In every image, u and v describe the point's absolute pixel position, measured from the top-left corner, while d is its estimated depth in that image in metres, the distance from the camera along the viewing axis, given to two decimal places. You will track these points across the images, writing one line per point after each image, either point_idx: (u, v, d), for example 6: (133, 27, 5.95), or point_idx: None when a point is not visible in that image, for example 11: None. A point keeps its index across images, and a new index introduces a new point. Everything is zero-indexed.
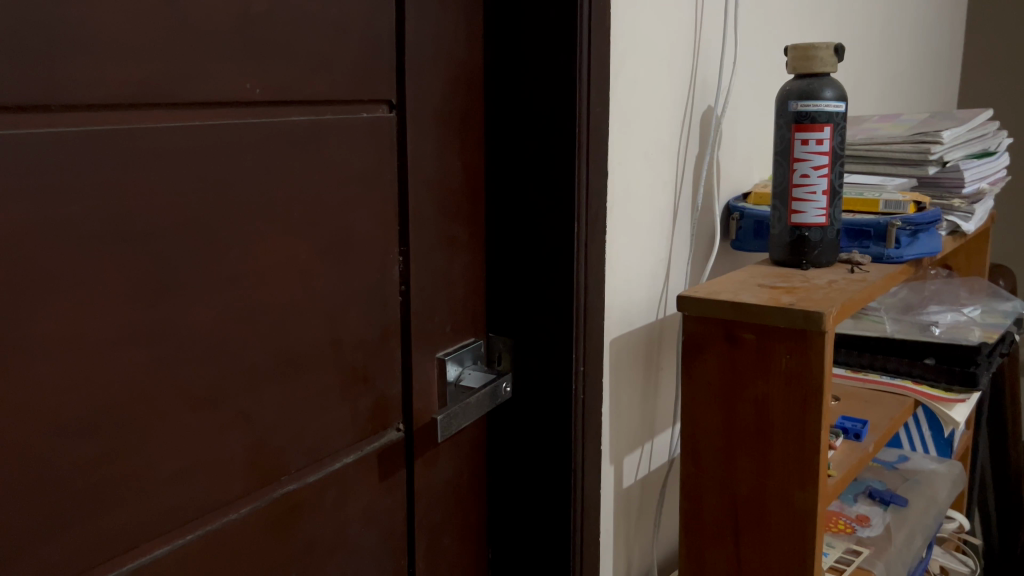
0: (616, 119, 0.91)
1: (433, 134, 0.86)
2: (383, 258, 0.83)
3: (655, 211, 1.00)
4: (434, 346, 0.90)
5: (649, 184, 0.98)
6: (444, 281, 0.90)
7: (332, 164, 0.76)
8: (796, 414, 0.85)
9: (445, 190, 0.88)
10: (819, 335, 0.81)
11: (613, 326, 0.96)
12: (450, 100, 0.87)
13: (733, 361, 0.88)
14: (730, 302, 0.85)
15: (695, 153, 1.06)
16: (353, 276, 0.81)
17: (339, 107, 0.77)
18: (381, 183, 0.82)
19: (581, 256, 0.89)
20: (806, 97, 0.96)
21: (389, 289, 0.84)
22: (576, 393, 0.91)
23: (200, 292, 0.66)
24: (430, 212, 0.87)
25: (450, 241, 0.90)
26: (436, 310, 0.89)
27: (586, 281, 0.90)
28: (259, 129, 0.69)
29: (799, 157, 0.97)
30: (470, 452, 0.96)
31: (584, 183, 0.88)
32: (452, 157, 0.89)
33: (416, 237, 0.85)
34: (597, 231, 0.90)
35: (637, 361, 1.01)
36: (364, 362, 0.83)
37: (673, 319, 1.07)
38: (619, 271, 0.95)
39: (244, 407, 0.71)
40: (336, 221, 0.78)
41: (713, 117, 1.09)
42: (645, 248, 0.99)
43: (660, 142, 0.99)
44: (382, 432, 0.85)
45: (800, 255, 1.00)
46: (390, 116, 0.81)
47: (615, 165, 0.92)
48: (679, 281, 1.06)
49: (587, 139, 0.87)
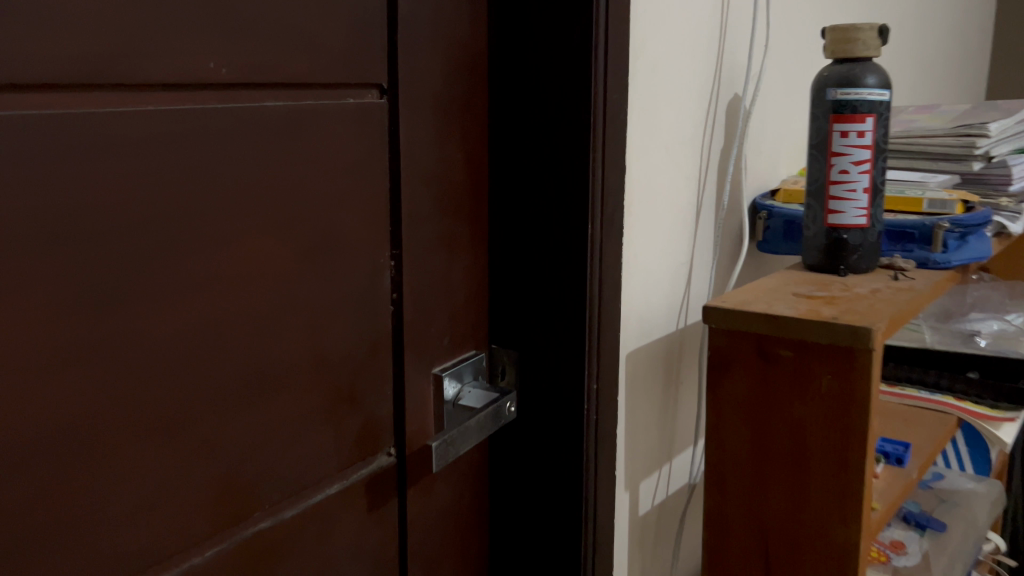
0: (635, 107, 0.82)
1: (430, 124, 0.76)
2: (373, 263, 0.74)
3: (677, 210, 0.90)
4: (430, 361, 0.80)
5: (670, 181, 0.88)
6: (442, 287, 0.80)
7: (316, 156, 0.67)
8: (837, 441, 0.75)
9: (444, 186, 0.79)
10: (866, 353, 0.72)
11: (630, 338, 0.86)
12: (449, 86, 0.77)
13: (766, 378, 0.78)
14: (765, 314, 0.76)
15: (721, 145, 0.96)
16: (340, 285, 0.71)
17: (322, 91, 0.67)
18: (371, 179, 0.72)
19: (596, 261, 0.79)
20: (846, 84, 0.87)
21: (381, 298, 0.75)
22: (588, 413, 0.82)
23: (157, 305, 0.57)
24: (427, 211, 0.77)
25: (449, 244, 0.80)
26: (433, 320, 0.80)
27: (601, 289, 0.80)
28: (227, 114, 0.59)
29: (838, 151, 0.87)
30: (469, 476, 0.87)
31: (600, 180, 0.78)
32: (452, 149, 0.79)
33: (412, 239, 0.76)
34: (613, 232, 0.80)
35: (655, 375, 0.91)
36: (351, 380, 0.73)
37: (695, 327, 0.97)
38: (637, 277, 0.85)
39: (211, 437, 0.62)
40: (319, 223, 0.68)
41: (740, 107, 0.99)
42: (665, 251, 0.89)
43: (683, 134, 0.89)
44: (371, 458, 0.76)
45: (837, 259, 0.90)
46: (380, 102, 0.71)
47: (634, 159, 0.82)
48: (702, 286, 0.97)
49: (604, 130, 0.77)
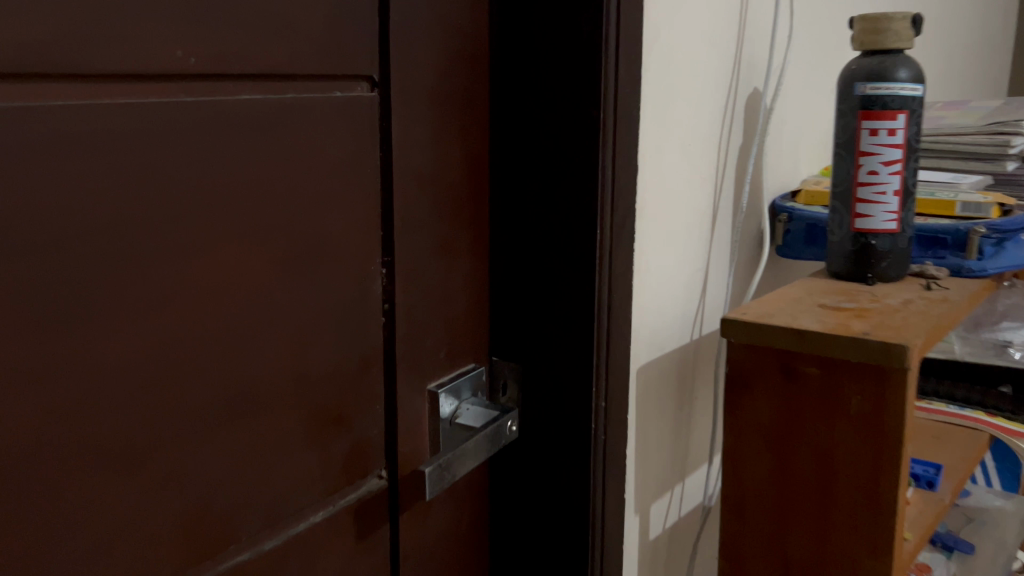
0: (649, 102, 0.75)
1: (425, 120, 0.70)
2: (363, 271, 0.68)
3: (692, 213, 0.84)
4: (425, 376, 0.74)
5: (685, 183, 0.82)
6: (438, 297, 0.74)
7: (301, 154, 0.60)
8: (866, 468, 0.69)
9: (441, 188, 0.73)
10: (900, 372, 0.66)
11: (641, 352, 0.80)
12: (447, 79, 0.71)
13: (790, 399, 0.72)
14: (790, 328, 0.70)
15: (740, 144, 0.90)
16: (328, 295, 0.65)
17: (307, 84, 0.61)
18: (361, 180, 0.66)
19: (605, 269, 0.73)
20: (876, 78, 0.80)
21: (372, 309, 0.69)
22: (596, 433, 0.76)
23: (119, 322, 0.51)
24: (423, 215, 0.71)
25: (447, 249, 0.74)
26: (428, 332, 0.74)
27: (610, 299, 0.74)
28: (198, 109, 0.53)
29: (866, 151, 0.81)
30: (468, 499, 0.81)
31: (610, 181, 0.72)
32: (451, 148, 0.73)
33: (405, 245, 0.70)
34: (623, 238, 0.74)
35: (668, 390, 0.85)
36: (338, 398, 0.67)
37: (711, 338, 0.91)
38: (649, 287, 0.79)
39: (182, 465, 0.56)
40: (305, 227, 0.62)
41: (760, 103, 0.93)
42: (679, 258, 0.83)
43: (699, 132, 0.83)
44: (360, 481, 0.70)
45: (864, 267, 0.84)
46: (371, 95, 0.65)
47: (646, 159, 0.76)
48: (718, 294, 0.91)
49: (615, 127, 0.71)
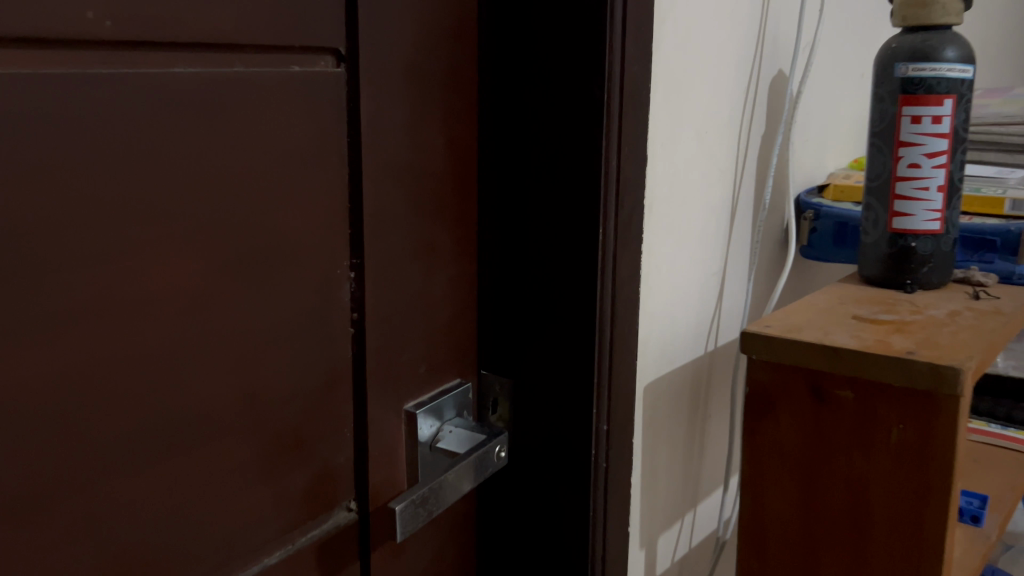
0: (660, 84, 0.66)
1: (401, 100, 0.61)
2: (327, 275, 0.58)
3: (709, 210, 0.74)
4: (401, 394, 0.65)
5: (701, 175, 0.72)
6: (417, 303, 0.65)
7: (253, 139, 0.51)
8: (907, 508, 0.59)
9: (421, 179, 0.63)
10: (950, 399, 0.56)
11: (650, 367, 0.70)
12: (427, 54, 0.62)
13: (820, 427, 0.63)
14: (822, 345, 0.60)
15: (763, 131, 0.80)
16: (287, 303, 0.56)
17: (259, 56, 0.51)
18: (325, 170, 0.57)
19: (608, 274, 0.63)
20: (919, 58, 0.70)
21: (338, 318, 0.60)
22: (596, 461, 0.67)
23: (19, 342, 0.41)
24: (398, 210, 0.62)
25: (427, 250, 0.65)
26: (405, 344, 0.65)
27: (614, 307, 0.64)
28: (120, 83, 0.43)
29: (907, 140, 0.71)
30: (452, 530, 0.72)
31: (615, 172, 0.62)
32: (432, 134, 0.64)
33: (377, 245, 0.61)
34: (630, 238, 0.64)
35: (679, 410, 0.76)
36: (298, 422, 0.58)
37: (728, 349, 0.81)
38: (659, 294, 0.70)
39: (105, 508, 0.47)
40: (259, 225, 0.53)
41: (785, 86, 0.83)
42: (693, 261, 0.73)
43: (718, 118, 0.73)
44: (325, 514, 0.62)
45: (901, 271, 0.74)
46: (337, 71, 0.56)
47: (657, 149, 0.66)
48: (736, 299, 0.81)
49: (621, 110, 0.61)
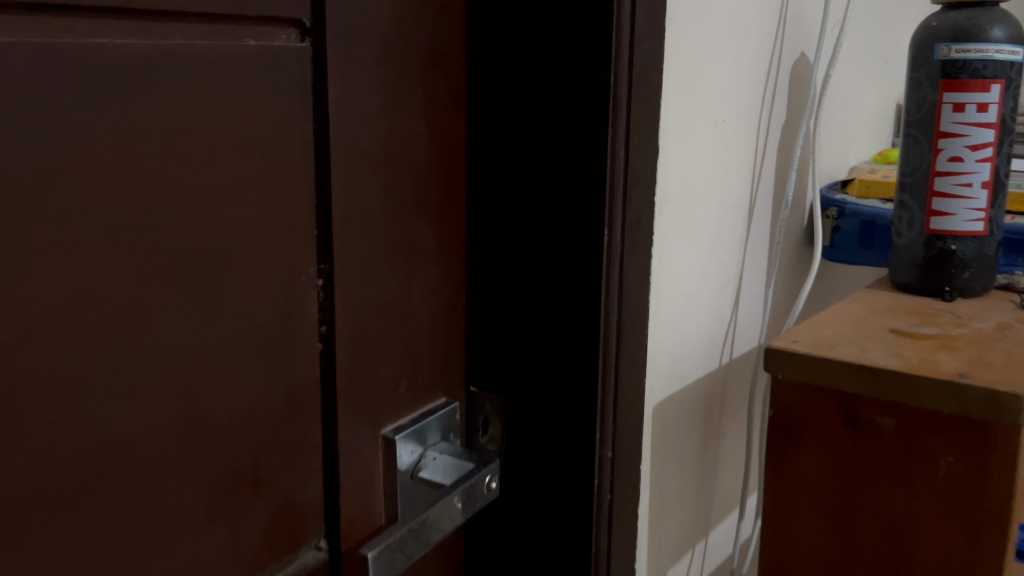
0: (674, 65, 0.58)
1: (375, 81, 0.52)
2: (290, 284, 0.51)
3: (726, 208, 0.66)
4: (378, 417, 0.57)
5: (718, 170, 0.64)
6: (396, 314, 0.57)
7: (197, 124, 0.43)
8: (957, 553, 0.52)
9: (399, 172, 0.55)
10: (1010, 431, 0.48)
11: (660, 385, 0.63)
12: (405, 28, 0.54)
13: (855, 458, 0.55)
14: (859, 365, 0.53)
15: (783, 119, 0.72)
16: (242, 317, 0.48)
17: (206, 26, 0.43)
18: (286, 161, 0.49)
19: (614, 282, 0.56)
20: (963, 38, 0.62)
21: (303, 332, 0.52)
22: (600, 493, 0.59)
23: None
24: (372, 207, 0.54)
25: (407, 253, 0.57)
26: (381, 359, 0.57)
27: (620, 319, 0.57)
28: (21, 53, 0.35)
29: (948, 131, 0.64)
30: (436, 565, 0.64)
31: (622, 166, 0.54)
32: (412, 120, 0.55)
33: (349, 248, 0.53)
34: (639, 240, 0.57)
35: (691, 430, 0.68)
36: (258, 452, 0.51)
37: (745, 361, 0.74)
38: (671, 303, 0.62)
39: (14, 567, 0.39)
40: (205, 226, 0.45)
41: (808, 69, 0.75)
42: (708, 265, 0.65)
43: (737, 105, 0.65)
44: (289, 554, 0.54)
45: (938, 278, 0.67)
46: (299, 46, 0.48)
47: (670, 140, 0.58)
48: (754, 306, 0.73)
49: (630, 94, 0.53)
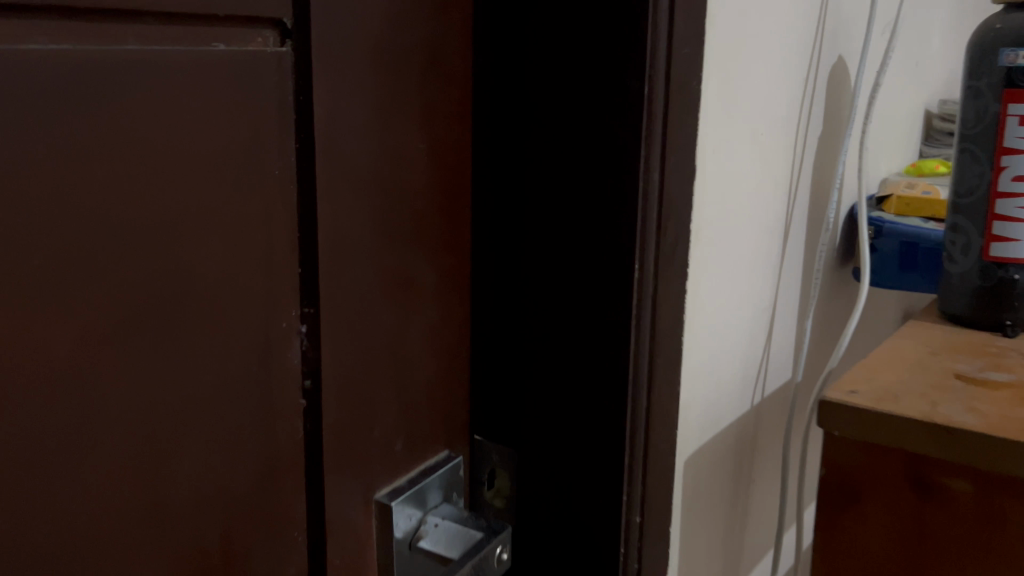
0: (714, 71, 0.50)
1: (368, 90, 0.44)
2: (269, 333, 0.43)
3: (761, 231, 0.59)
4: (371, 477, 0.50)
5: (755, 189, 0.57)
6: (392, 359, 0.49)
7: (151, 148, 0.35)
8: None
9: (397, 196, 0.47)
10: None
11: (692, 435, 0.55)
12: (402, 27, 0.46)
13: (923, 526, 0.49)
14: (932, 424, 0.45)
15: (820, 131, 0.65)
16: (211, 375, 0.40)
17: (167, 28, 0.35)
18: (263, 187, 0.41)
19: (645, 323, 0.48)
20: None
21: (283, 386, 0.44)
22: (627, 562, 0.52)
23: None
24: (366, 239, 0.46)
25: (405, 288, 0.49)
26: (375, 412, 0.49)
27: (651, 366, 0.49)
28: None
29: (1013, 147, 0.57)
30: None
31: (657, 190, 0.47)
32: (411, 135, 0.48)
33: (338, 287, 0.45)
34: (674, 275, 0.49)
35: (721, 480, 0.61)
36: (232, 531, 0.43)
37: (778, 398, 0.66)
38: (704, 342, 0.54)
39: None
40: (163, 270, 0.37)
41: (846, 75, 0.67)
42: (743, 296, 0.58)
43: (775, 117, 0.58)
44: None
45: (996, 312, 0.59)
46: (278, 51, 0.40)
47: (708, 158, 0.51)
48: (787, 339, 0.66)
49: (667, 107, 0.46)
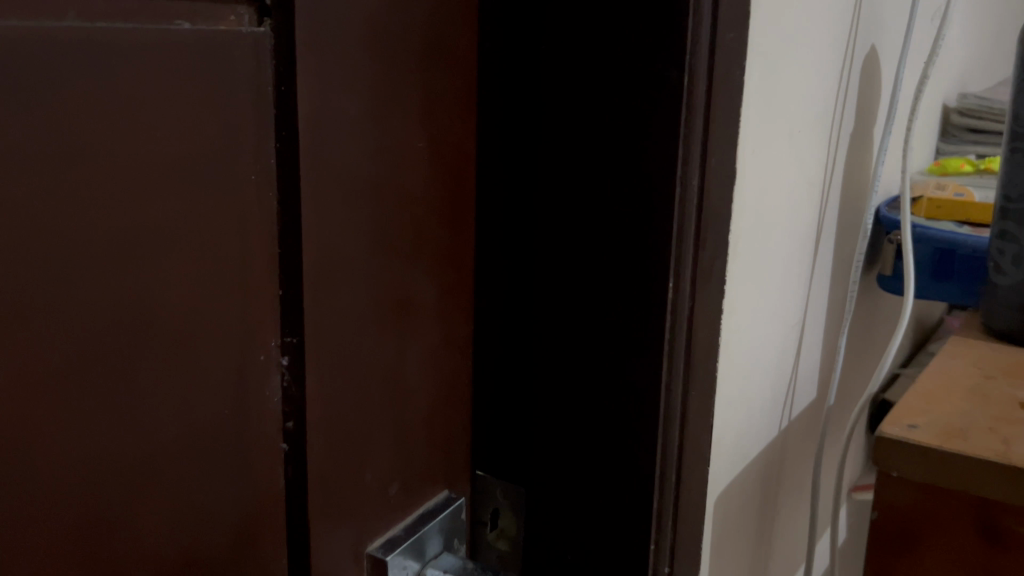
0: (756, 61, 0.43)
1: (361, 81, 0.37)
2: (246, 369, 0.36)
3: (794, 239, 0.53)
4: (363, 526, 0.43)
5: (789, 195, 0.51)
6: (388, 390, 0.43)
7: (102, 152, 0.28)
8: None
9: (394, 205, 0.41)
10: None
11: (724, 469, 0.49)
12: (402, 5, 0.39)
13: None
14: (1007, 465, 0.40)
15: (851, 127, 0.59)
16: (178, 425, 0.33)
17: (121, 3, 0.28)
18: (239, 198, 0.34)
19: (680, 350, 0.42)
20: None
21: (261, 430, 0.38)
22: None
23: None
24: (360, 254, 0.39)
25: (403, 310, 0.43)
26: (368, 452, 0.43)
27: (684, 398, 0.43)
28: None
29: None
30: None
31: (695, 198, 0.40)
32: (410, 135, 0.41)
33: (327, 313, 0.38)
34: (712, 294, 0.43)
35: (748, 516, 0.55)
36: None
37: (805, 420, 0.61)
38: (737, 366, 0.48)
39: None
40: (117, 303, 0.30)
41: (878, 65, 0.61)
42: (775, 313, 0.52)
43: (811, 112, 0.52)
44: None
45: None
46: (255, 32, 0.33)
47: (747, 159, 0.44)
48: (815, 356, 0.60)
49: (709, 103, 0.39)
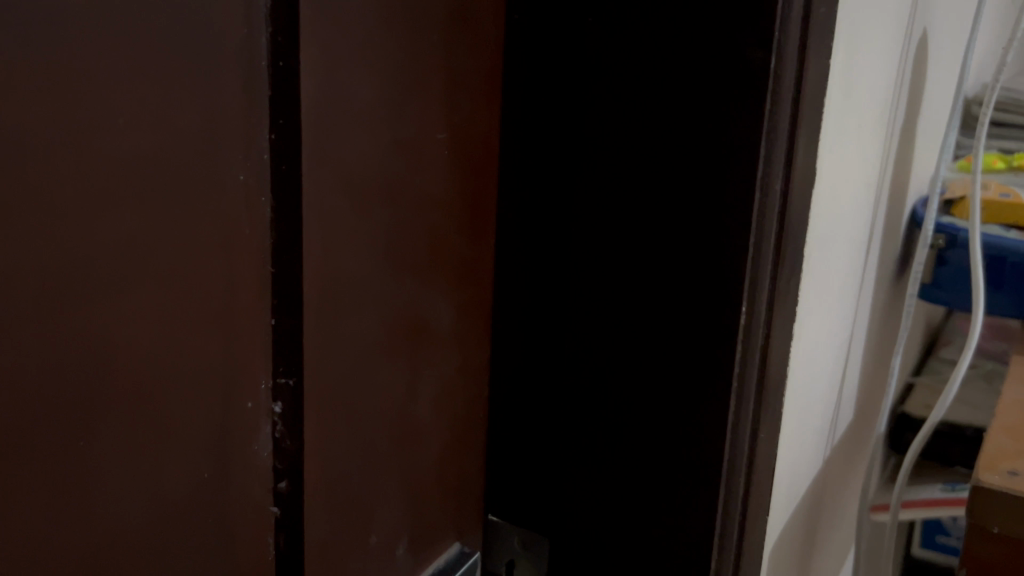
0: (839, 41, 0.37)
1: (377, 56, 0.30)
2: (232, 419, 0.28)
3: (852, 246, 0.46)
4: None
5: (850, 198, 0.44)
6: (399, 433, 0.36)
7: (50, 150, 0.20)
8: None
9: (410, 210, 0.33)
10: None
11: (778, 515, 0.43)
12: None
13: None
14: None
15: (901, 118, 0.52)
16: (148, 495, 0.25)
17: None
18: (225, 206, 0.26)
19: (750, 385, 0.35)
20: None
21: (247, 491, 0.30)
22: None
23: None
24: (372, 273, 0.32)
25: (417, 337, 0.35)
26: (375, 507, 0.35)
27: (751, 438, 0.36)
28: None
29: None
30: None
31: (776, 204, 0.33)
32: (430, 124, 0.33)
33: (331, 347, 0.31)
34: (786, 319, 0.36)
35: (795, 558, 0.48)
36: None
37: (845, 446, 0.54)
38: (798, 395, 0.42)
39: None
40: (62, 349, 0.22)
41: (928, 49, 0.54)
42: (832, 331, 0.45)
43: (876, 101, 0.45)
44: None
45: None
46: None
47: (823, 156, 0.38)
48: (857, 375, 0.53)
49: (798, 91, 0.32)
